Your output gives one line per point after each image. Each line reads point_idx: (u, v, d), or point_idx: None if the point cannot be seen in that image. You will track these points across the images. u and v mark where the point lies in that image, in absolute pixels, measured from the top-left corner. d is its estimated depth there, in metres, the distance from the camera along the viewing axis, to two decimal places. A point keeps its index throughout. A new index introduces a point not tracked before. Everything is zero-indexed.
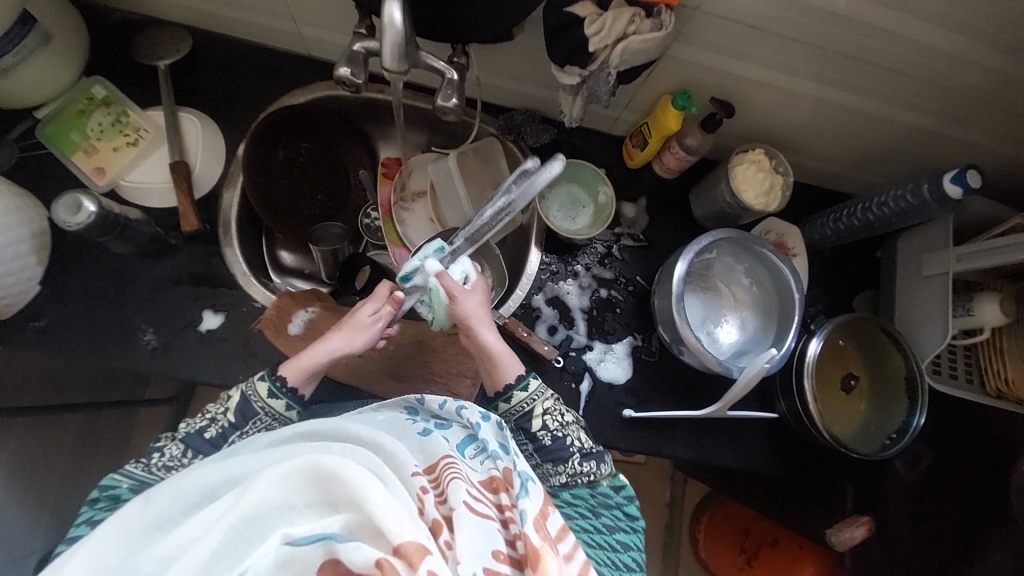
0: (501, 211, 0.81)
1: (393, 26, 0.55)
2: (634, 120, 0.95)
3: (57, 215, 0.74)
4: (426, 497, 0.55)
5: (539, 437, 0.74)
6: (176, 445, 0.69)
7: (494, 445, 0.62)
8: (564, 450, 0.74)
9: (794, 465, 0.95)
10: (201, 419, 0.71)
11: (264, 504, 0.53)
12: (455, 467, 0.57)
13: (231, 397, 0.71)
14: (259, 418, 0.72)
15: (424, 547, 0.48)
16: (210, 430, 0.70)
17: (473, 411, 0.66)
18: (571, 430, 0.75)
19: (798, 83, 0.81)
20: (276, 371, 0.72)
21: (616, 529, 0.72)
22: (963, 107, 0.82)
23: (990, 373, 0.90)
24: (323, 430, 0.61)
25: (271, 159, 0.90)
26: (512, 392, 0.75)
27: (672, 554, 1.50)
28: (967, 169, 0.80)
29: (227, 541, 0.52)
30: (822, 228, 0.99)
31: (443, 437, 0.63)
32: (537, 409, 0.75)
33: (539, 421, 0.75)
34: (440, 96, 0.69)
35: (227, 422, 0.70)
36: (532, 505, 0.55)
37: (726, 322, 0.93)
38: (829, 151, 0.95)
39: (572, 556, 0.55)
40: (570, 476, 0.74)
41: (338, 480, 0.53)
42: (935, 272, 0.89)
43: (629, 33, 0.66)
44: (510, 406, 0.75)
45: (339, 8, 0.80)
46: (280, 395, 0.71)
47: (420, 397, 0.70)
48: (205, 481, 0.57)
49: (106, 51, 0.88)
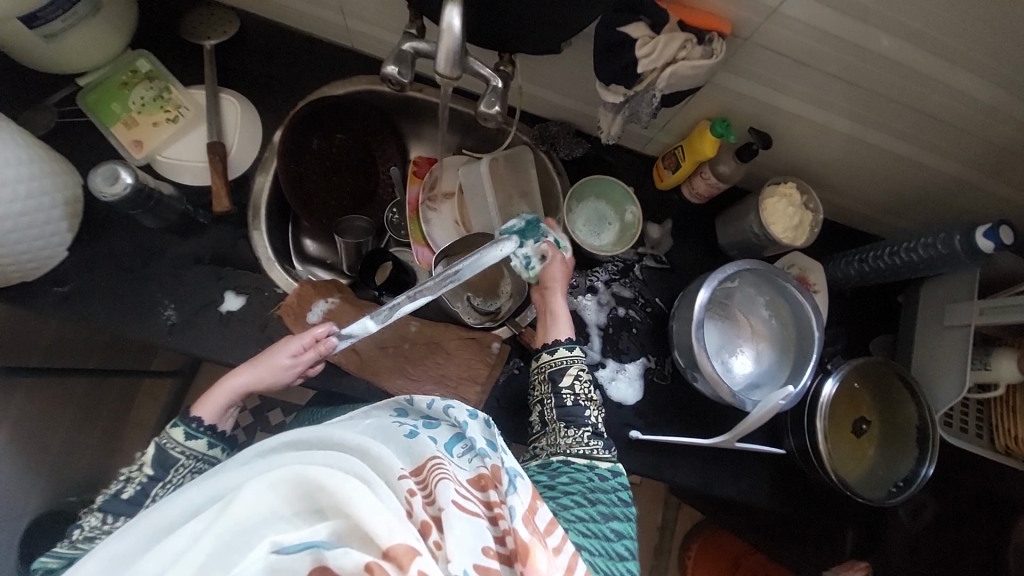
0: (444, 279, 0.75)
1: (450, 32, 0.55)
2: (668, 143, 0.95)
3: (94, 183, 0.75)
4: (414, 499, 0.53)
5: (562, 395, 0.76)
6: (95, 514, 0.65)
7: (482, 443, 0.60)
8: (581, 416, 0.75)
9: (796, 502, 0.94)
10: (117, 482, 0.67)
11: (252, 517, 0.51)
12: (442, 468, 0.56)
13: (145, 451, 0.69)
14: (180, 465, 0.69)
15: (413, 548, 0.47)
16: (127, 489, 0.66)
17: (461, 410, 0.64)
18: (593, 403, 0.77)
19: (837, 121, 0.81)
20: (190, 412, 0.72)
21: (611, 517, 0.68)
22: (1001, 160, 0.82)
23: (1001, 431, 0.89)
24: (309, 437, 0.58)
25: (305, 147, 0.91)
26: (558, 347, 0.79)
27: None
28: (1001, 224, 0.79)
29: (214, 554, 0.50)
30: (845, 268, 0.98)
31: (430, 439, 0.61)
32: (572, 369, 0.77)
33: (570, 380, 0.76)
34: (483, 103, 0.70)
35: (145, 476, 0.67)
36: (520, 501, 0.54)
37: (742, 352, 0.93)
38: (860, 191, 0.95)
39: (561, 549, 0.54)
40: (576, 444, 0.73)
41: (323, 490, 0.52)
42: (956, 324, 0.88)
43: (679, 58, 0.66)
44: (552, 358, 0.78)
45: (389, 5, 0.80)
46: (197, 437, 0.70)
47: (410, 398, 0.70)
48: (190, 500, 0.55)
49: (154, 26, 0.89)
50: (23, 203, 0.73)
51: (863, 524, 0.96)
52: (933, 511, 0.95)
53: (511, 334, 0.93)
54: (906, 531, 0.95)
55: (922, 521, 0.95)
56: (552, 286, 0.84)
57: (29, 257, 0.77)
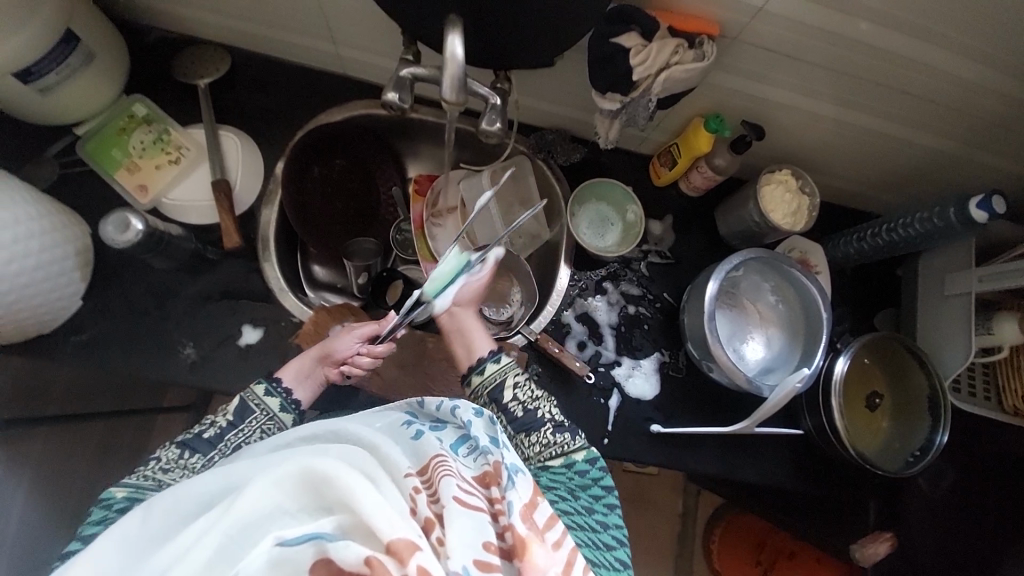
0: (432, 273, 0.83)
1: (455, 59, 0.56)
2: (662, 140, 0.97)
3: (106, 232, 0.75)
4: (419, 497, 0.53)
5: (510, 408, 0.74)
6: (173, 448, 0.68)
7: (485, 440, 0.61)
8: (535, 421, 0.73)
9: (818, 480, 0.96)
10: (199, 425, 0.71)
11: (255, 511, 0.48)
12: (446, 464, 0.56)
13: (229, 402, 0.73)
14: (254, 418, 0.73)
15: (413, 543, 0.46)
16: (209, 431, 0.70)
17: (466, 409, 0.65)
18: (542, 403, 0.75)
19: (825, 107, 0.83)
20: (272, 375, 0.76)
21: (594, 510, 0.66)
22: (986, 132, 0.84)
23: (1007, 391, 0.91)
24: (322, 433, 0.61)
25: (307, 175, 0.92)
26: (486, 364, 0.77)
27: (685, 567, 1.50)
28: (992, 195, 0.80)
29: (219, 550, 0.46)
30: (845, 247, 1.01)
31: (435, 438, 0.62)
32: (509, 379, 0.76)
33: (511, 392, 0.75)
34: (484, 120, 0.71)
35: (225, 422, 0.71)
36: (519, 496, 0.54)
37: (753, 339, 0.95)
38: (852, 172, 0.97)
39: (561, 543, 0.53)
40: (545, 447, 0.71)
41: (329, 485, 0.49)
42: (957, 293, 0.91)
43: (671, 63, 0.68)
44: (483, 377, 0.76)
45: (379, 30, 0.81)
46: (275, 395, 0.74)
47: (419, 401, 0.69)
48: (204, 491, 0.53)
49: (146, 69, 0.90)
50: (36, 258, 0.74)
51: (883, 495, 0.98)
52: (950, 477, 0.98)
53: (528, 341, 0.93)
54: (925, 498, 0.97)
55: (941, 487, 0.98)
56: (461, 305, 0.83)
57: (44, 310, 0.77)
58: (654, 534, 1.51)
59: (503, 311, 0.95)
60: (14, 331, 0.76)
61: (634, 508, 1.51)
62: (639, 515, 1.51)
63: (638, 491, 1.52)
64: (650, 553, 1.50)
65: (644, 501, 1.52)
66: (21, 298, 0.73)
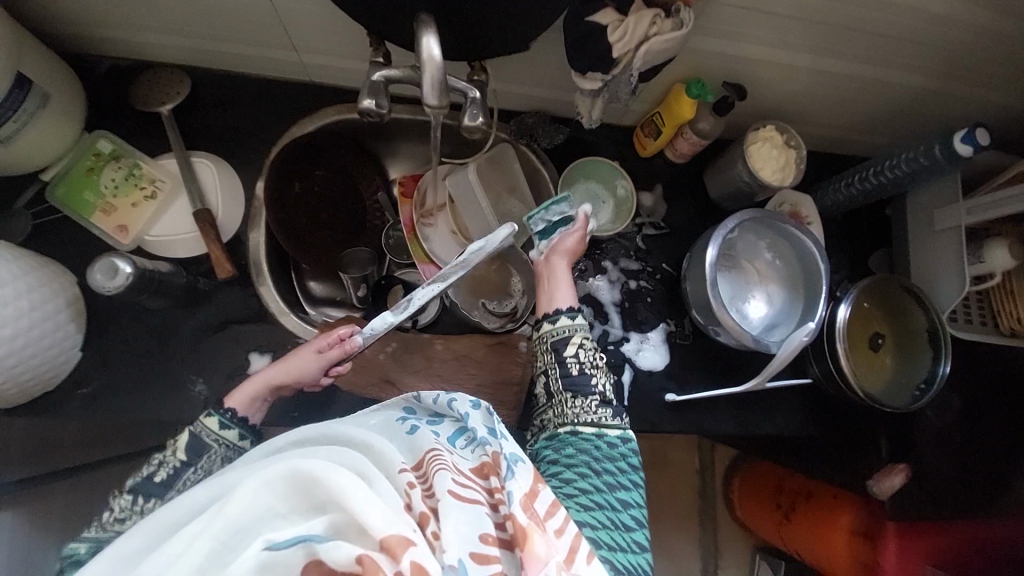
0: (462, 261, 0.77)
1: (432, 61, 0.55)
2: (643, 110, 0.95)
3: (94, 280, 0.73)
4: (413, 492, 0.53)
5: (568, 364, 0.75)
6: (124, 496, 0.65)
7: (483, 431, 0.61)
8: (586, 386, 0.74)
9: (830, 424, 1.00)
10: (148, 466, 0.67)
11: (246, 515, 0.49)
12: (440, 458, 0.56)
13: (178, 438, 0.69)
14: (211, 452, 0.70)
15: (407, 539, 0.47)
16: (159, 473, 0.66)
17: (463, 402, 0.64)
18: (600, 372, 0.76)
19: (803, 58, 0.82)
20: (224, 404, 0.73)
21: (616, 487, 0.67)
22: (964, 64, 0.84)
23: (1003, 314, 0.95)
24: (314, 434, 0.60)
25: (289, 191, 0.90)
26: (560, 315, 0.78)
27: (708, 519, 1.56)
28: (976, 127, 0.82)
29: (212, 553, 0.48)
30: (834, 195, 1.02)
31: (431, 432, 0.62)
32: (576, 338, 0.76)
33: (574, 348, 0.76)
34: (466, 116, 0.69)
35: (178, 461, 0.67)
36: (519, 486, 0.55)
37: (755, 298, 0.96)
38: (835, 119, 0.97)
39: (563, 530, 0.54)
40: (583, 413, 0.73)
41: (318, 484, 0.50)
42: (946, 227, 0.92)
43: (651, 34, 0.66)
44: (554, 327, 0.77)
45: (342, 31, 0.78)
46: (231, 426, 0.71)
47: (417, 395, 0.68)
48: (194, 500, 0.53)
49: (104, 103, 0.86)
50: (29, 317, 0.72)
51: (894, 430, 1.01)
52: (956, 404, 1.01)
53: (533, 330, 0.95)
54: (934, 427, 1.01)
55: (949, 415, 1.01)
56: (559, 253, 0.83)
57: (45, 367, 0.76)
58: (676, 494, 1.55)
59: (505, 303, 0.95)
60: (20, 392, 0.75)
61: (654, 471, 1.55)
62: (659, 477, 1.55)
63: (655, 454, 1.56)
64: (674, 512, 1.55)
65: (662, 462, 1.56)
66: (21, 359, 0.72)
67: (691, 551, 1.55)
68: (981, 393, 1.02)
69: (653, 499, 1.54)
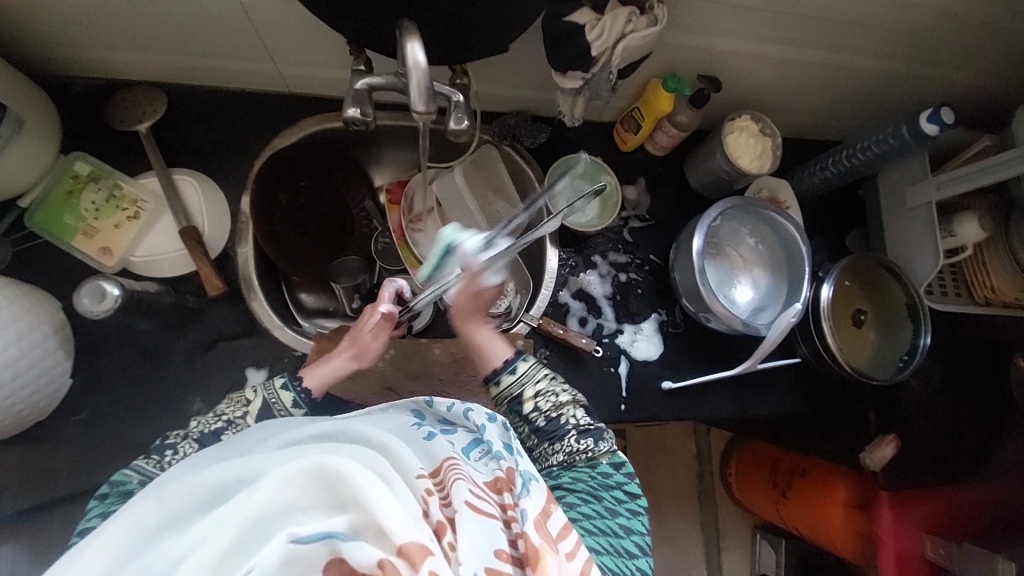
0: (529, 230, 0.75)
1: (418, 67, 0.56)
2: (622, 106, 0.97)
3: (81, 305, 0.71)
4: (432, 499, 0.53)
5: (531, 419, 0.73)
6: (191, 444, 0.65)
7: (498, 445, 0.61)
8: (558, 429, 0.72)
9: (819, 400, 1.03)
10: (215, 420, 0.67)
11: (270, 506, 0.50)
12: (457, 468, 0.57)
13: (251, 401, 0.69)
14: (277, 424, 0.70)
15: (427, 547, 0.47)
16: (227, 431, 0.67)
17: (479, 413, 0.65)
18: (566, 409, 0.73)
19: (772, 49, 0.85)
20: (297, 373, 0.74)
21: (618, 514, 0.67)
22: (923, 47, 0.88)
23: (978, 284, 1.00)
24: (337, 432, 0.59)
25: (275, 205, 0.89)
26: (501, 376, 0.75)
27: (708, 502, 1.59)
28: (940, 107, 0.85)
29: (236, 542, 0.49)
30: (811, 178, 1.05)
31: (447, 441, 0.63)
32: (529, 392, 0.74)
33: (532, 403, 0.74)
34: (452, 119, 0.70)
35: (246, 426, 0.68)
36: (532, 505, 0.55)
37: (741, 283, 0.98)
38: (806, 105, 1.00)
39: (574, 553, 0.54)
40: (569, 453, 0.71)
41: (344, 482, 0.51)
42: (918, 203, 0.96)
43: (627, 32, 0.68)
44: (502, 390, 0.75)
45: (320, 41, 0.78)
46: (302, 405, 0.72)
47: (428, 399, 0.70)
48: (221, 481, 0.54)
49: (80, 124, 0.85)
50: (15, 346, 0.71)
51: (880, 402, 1.05)
52: (938, 373, 1.05)
53: (530, 328, 0.93)
54: (919, 396, 1.05)
55: (932, 384, 1.05)
56: (476, 314, 0.79)
57: (36, 396, 0.75)
58: (675, 479, 1.58)
59: (499, 302, 0.96)
60: (13, 423, 0.74)
61: (652, 459, 1.57)
62: (657, 465, 1.57)
63: (652, 443, 1.58)
64: (674, 497, 1.58)
65: (659, 450, 1.58)
66: (10, 389, 0.71)
67: (692, 535, 1.57)
68: (957, 361, 1.06)
69: (652, 486, 1.56)
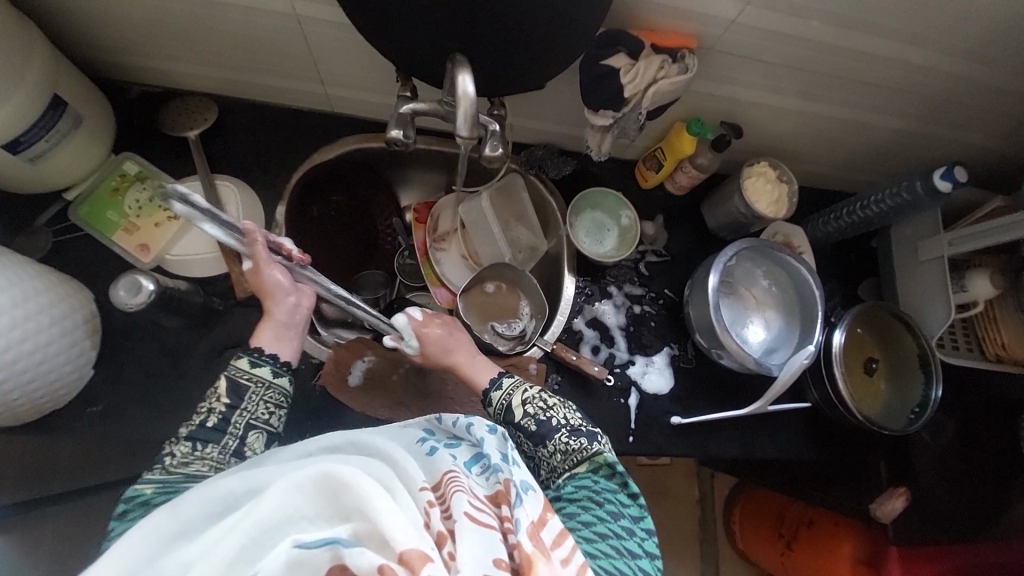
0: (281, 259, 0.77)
1: (467, 98, 0.60)
2: (646, 145, 1.01)
3: (117, 297, 0.74)
4: (433, 510, 0.53)
5: (523, 424, 0.74)
6: (183, 442, 0.65)
7: (497, 458, 0.61)
8: (550, 430, 0.73)
9: (829, 447, 1.02)
10: (198, 414, 0.67)
11: (275, 515, 0.50)
12: (458, 480, 0.57)
13: (217, 383, 0.68)
14: (251, 392, 0.68)
15: (426, 554, 0.47)
16: (210, 419, 0.66)
17: (480, 426, 0.64)
18: (555, 411, 0.74)
19: (792, 102, 0.90)
20: (251, 346, 0.72)
21: (621, 515, 0.65)
22: (936, 110, 0.92)
23: (988, 341, 1.00)
24: (343, 443, 0.60)
25: (306, 214, 0.95)
26: (490, 394, 0.79)
27: (708, 549, 1.55)
28: (954, 166, 0.88)
29: (243, 548, 0.49)
30: (825, 227, 1.08)
31: (449, 454, 0.62)
32: (518, 399, 0.76)
33: (521, 410, 0.75)
34: (487, 147, 0.74)
35: (224, 406, 0.67)
36: (527, 514, 0.55)
37: (754, 323, 1.00)
38: (822, 157, 1.04)
39: (570, 560, 0.54)
40: (566, 454, 0.71)
41: (348, 489, 0.50)
42: (931, 257, 0.98)
43: (659, 78, 0.74)
44: (493, 406, 0.78)
45: (368, 67, 0.83)
46: (261, 363, 0.70)
47: (438, 416, 0.67)
48: (230, 490, 0.54)
49: (133, 127, 0.89)
50: (47, 332, 0.72)
51: (892, 456, 1.03)
52: (950, 428, 1.05)
53: (544, 352, 0.94)
54: (931, 450, 1.04)
55: (943, 439, 1.04)
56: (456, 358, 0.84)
57: (57, 383, 0.76)
58: (676, 522, 1.54)
59: (514, 325, 0.96)
60: (31, 409, 0.75)
61: (653, 499, 1.54)
62: (658, 506, 1.54)
63: (654, 482, 1.55)
64: (674, 541, 1.53)
65: (661, 491, 1.55)
66: (36, 374, 0.72)
67: None
68: (967, 416, 1.06)
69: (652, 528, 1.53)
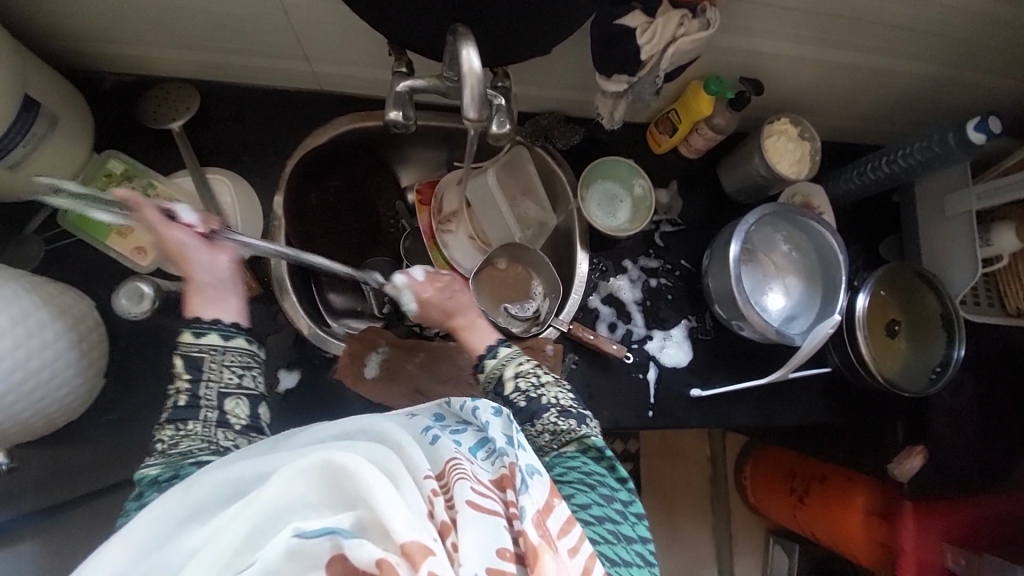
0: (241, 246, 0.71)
1: (472, 73, 0.54)
2: (658, 107, 0.95)
3: (120, 305, 0.77)
4: (436, 499, 0.52)
5: (512, 400, 0.73)
6: (167, 428, 0.63)
7: (502, 441, 0.58)
8: (539, 409, 0.71)
9: (847, 409, 1.02)
10: (170, 396, 0.64)
11: (276, 502, 0.50)
12: (461, 467, 0.56)
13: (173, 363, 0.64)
14: (208, 364, 0.65)
15: (427, 547, 0.46)
16: (181, 399, 0.64)
17: (486, 409, 0.61)
18: (545, 390, 0.73)
19: (818, 52, 0.83)
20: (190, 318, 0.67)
21: (614, 499, 0.64)
22: (972, 52, 0.85)
23: (1010, 296, 0.98)
24: (352, 431, 0.59)
25: (305, 204, 0.90)
26: (485, 361, 0.78)
27: (720, 505, 1.59)
28: (988, 116, 0.83)
29: (249, 534, 0.49)
30: (846, 184, 1.03)
31: (454, 441, 0.60)
32: (510, 372, 0.75)
33: (512, 384, 0.74)
34: (493, 123, 0.68)
35: (187, 385, 0.64)
36: (532, 501, 0.53)
37: (774, 291, 0.97)
38: (845, 109, 0.98)
39: (577, 549, 0.53)
40: (554, 434, 0.70)
41: (350, 478, 0.50)
42: (958, 212, 0.94)
43: (678, 36, 0.67)
44: (486, 373, 0.77)
45: (357, 40, 0.77)
46: (207, 331, 0.65)
47: (447, 401, 0.66)
48: (240, 473, 0.54)
49: (112, 121, 0.84)
50: (54, 347, 0.70)
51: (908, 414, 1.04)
52: (969, 385, 1.04)
53: (560, 333, 0.92)
54: (949, 407, 1.04)
55: (962, 396, 1.04)
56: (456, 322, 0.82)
57: (70, 396, 0.75)
58: (688, 482, 1.58)
59: (527, 306, 0.93)
60: (49, 423, 0.74)
61: (665, 461, 1.57)
62: (670, 467, 1.57)
63: (666, 445, 1.58)
64: (686, 499, 1.58)
65: (673, 453, 1.58)
66: (48, 390, 0.71)
67: (704, 537, 1.58)
68: (986, 371, 1.05)
69: (665, 489, 1.57)
